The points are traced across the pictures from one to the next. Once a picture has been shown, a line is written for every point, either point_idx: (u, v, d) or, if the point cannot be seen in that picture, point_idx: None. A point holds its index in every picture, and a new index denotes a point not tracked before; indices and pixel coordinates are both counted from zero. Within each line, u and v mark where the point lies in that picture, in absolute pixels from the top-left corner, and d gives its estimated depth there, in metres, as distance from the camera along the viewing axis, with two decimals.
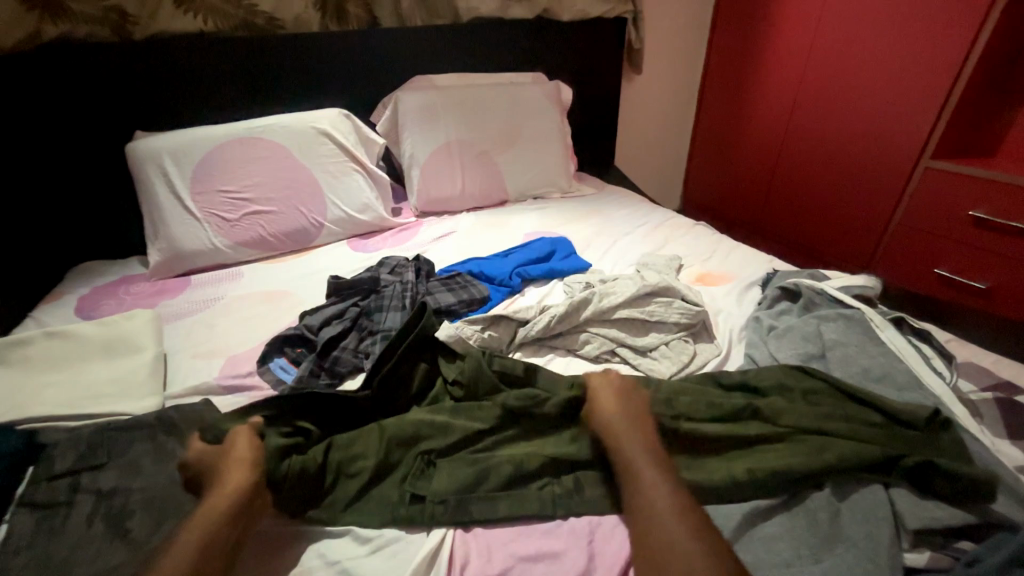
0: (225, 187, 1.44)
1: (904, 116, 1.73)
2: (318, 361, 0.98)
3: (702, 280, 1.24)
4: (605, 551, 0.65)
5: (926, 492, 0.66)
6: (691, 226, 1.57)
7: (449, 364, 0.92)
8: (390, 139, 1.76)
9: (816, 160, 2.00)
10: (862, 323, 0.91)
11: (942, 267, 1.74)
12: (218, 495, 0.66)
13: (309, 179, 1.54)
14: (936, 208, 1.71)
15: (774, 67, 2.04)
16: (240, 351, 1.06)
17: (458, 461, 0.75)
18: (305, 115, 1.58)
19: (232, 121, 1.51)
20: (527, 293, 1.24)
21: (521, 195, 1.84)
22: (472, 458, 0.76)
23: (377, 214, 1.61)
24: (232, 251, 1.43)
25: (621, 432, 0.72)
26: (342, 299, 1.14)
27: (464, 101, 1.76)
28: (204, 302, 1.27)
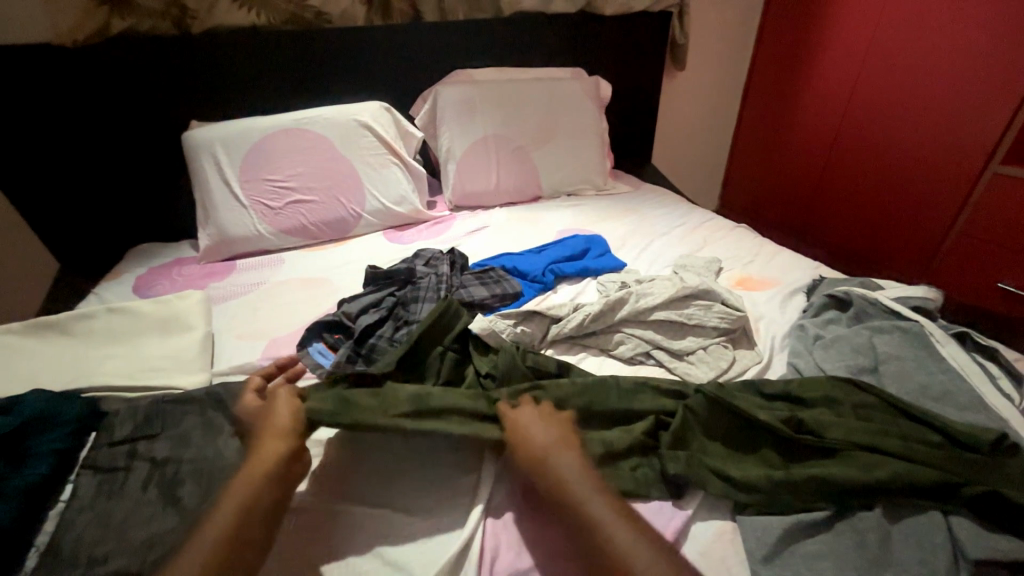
0: (271, 177, 1.50)
1: (974, 116, 1.60)
2: (355, 348, 1.01)
3: (742, 284, 1.20)
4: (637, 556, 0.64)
5: (989, 521, 0.62)
6: (731, 228, 1.52)
7: (481, 358, 0.93)
8: (427, 133, 1.79)
9: (870, 162, 1.89)
10: (921, 337, 0.86)
11: (1006, 281, 1.62)
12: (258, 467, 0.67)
13: (349, 170, 1.58)
14: (1005, 217, 1.59)
15: (828, 63, 1.93)
16: (281, 334, 1.10)
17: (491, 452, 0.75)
18: (348, 107, 1.62)
19: (279, 113, 1.57)
20: (560, 290, 1.23)
21: (555, 191, 1.83)
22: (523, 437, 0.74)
23: (413, 207, 1.63)
24: (275, 238, 1.49)
25: (578, 492, 0.62)
26: (378, 288, 1.16)
27: (502, 95, 1.76)
28: (248, 286, 1.32)
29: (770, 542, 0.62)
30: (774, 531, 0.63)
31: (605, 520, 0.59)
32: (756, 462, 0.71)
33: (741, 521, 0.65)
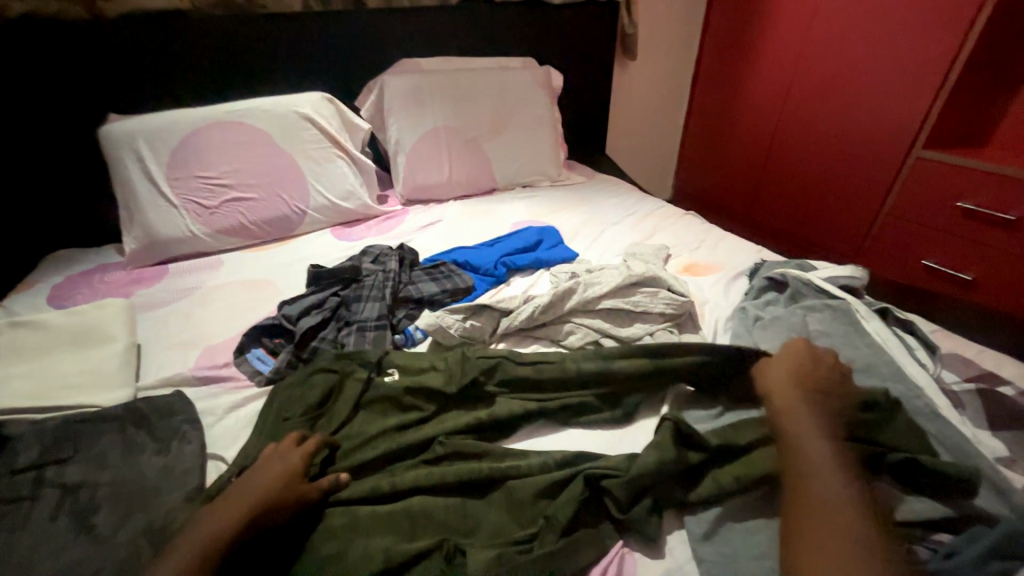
0: (203, 173, 1.40)
1: (898, 102, 1.70)
2: (296, 352, 0.96)
3: (689, 270, 1.23)
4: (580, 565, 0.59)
5: (905, 484, 0.63)
6: (680, 215, 1.55)
7: (417, 359, 0.91)
8: (374, 125, 1.73)
9: (809, 148, 1.97)
10: (849, 314, 0.90)
11: (930, 258, 1.71)
12: (236, 497, 0.63)
13: (290, 166, 1.50)
14: (928, 197, 1.68)
15: (768, 56, 2.01)
16: (216, 341, 1.03)
17: (413, 471, 0.70)
18: (285, 98, 1.54)
19: (210, 106, 1.47)
20: (512, 282, 1.22)
21: (510, 183, 1.81)
22: (455, 458, 0.72)
23: (361, 202, 1.58)
24: (211, 239, 1.40)
25: (814, 455, 0.60)
26: (321, 288, 1.11)
27: (452, 86, 1.72)
28: (181, 292, 1.23)
29: (709, 520, 0.61)
30: (709, 514, 0.62)
31: (813, 448, 0.61)
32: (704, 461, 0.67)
33: (686, 522, 0.62)
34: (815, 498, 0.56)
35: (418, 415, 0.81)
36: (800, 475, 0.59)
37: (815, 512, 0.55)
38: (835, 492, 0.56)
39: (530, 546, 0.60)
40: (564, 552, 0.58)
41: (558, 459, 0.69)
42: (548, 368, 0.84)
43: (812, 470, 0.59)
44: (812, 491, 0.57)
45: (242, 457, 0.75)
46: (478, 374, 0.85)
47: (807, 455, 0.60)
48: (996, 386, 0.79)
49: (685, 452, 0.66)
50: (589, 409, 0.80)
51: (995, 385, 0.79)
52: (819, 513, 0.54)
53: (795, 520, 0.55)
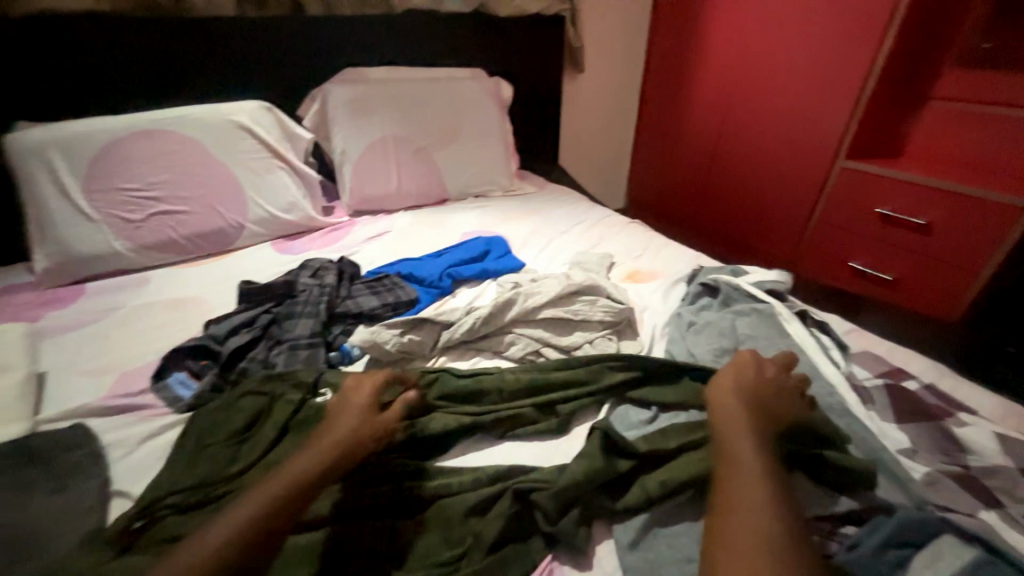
0: (126, 185, 1.31)
1: (821, 119, 1.83)
2: (222, 373, 0.90)
3: (632, 277, 1.26)
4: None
5: (815, 479, 0.65)
6: (625, 224, 1.59)
7: (352, 375, 0.88)
8: (319, 135, 1.68)
9: (748, 158, 2.08)
10: (772, 317, 0.94)
11: (856, 260, 1.83)
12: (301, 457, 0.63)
13: (226, 177, 1.43)
14: (851, 203, 1.80)
15: (707, 74, 2.12)
16: (134, 366, 0.96)
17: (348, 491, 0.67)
18: (219, 107, 1.47)
19: (136, 114, 1.38)
20: (458, 294, 1.20)
21: (461, 193, 1.81)
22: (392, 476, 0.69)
23: (304, 214, 1.53)
24: (137, 255, 1.31)
25: (743, 465, 0.58)
26: (252, 305, 1.05)
27: (399, 95, 1.71)
28: (98, 313, 1.14)
29: (635, 527, 0.62)
30: (635, 522, 0.62)
31: (743, 459, 0.58)
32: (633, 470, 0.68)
33: (615, 531, 0.63)
34: (733, 507, 0.53)
35: None
36: (727, 486, 0.56)
37: (731, 522, 0.52)
38: (756, 500, 0.53)
39: (457, 567, 0.59)
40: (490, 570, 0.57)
41: (489, 475, 0.68)
42: (487, 382, 0.84)
43: (735, 477, 0.56)
44: (734, 501, 0.54)
45: (150, 492, 0.69)
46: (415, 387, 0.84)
47: (733, 464, 0.58)
48: (902, 380, 0.85)
49: (613, 459, 0.67)
50: (526, 419, 0.80)
51: (901, 380, 0.85)
52: (738, 509, 0.52)
53: (714, 532, 0.52)
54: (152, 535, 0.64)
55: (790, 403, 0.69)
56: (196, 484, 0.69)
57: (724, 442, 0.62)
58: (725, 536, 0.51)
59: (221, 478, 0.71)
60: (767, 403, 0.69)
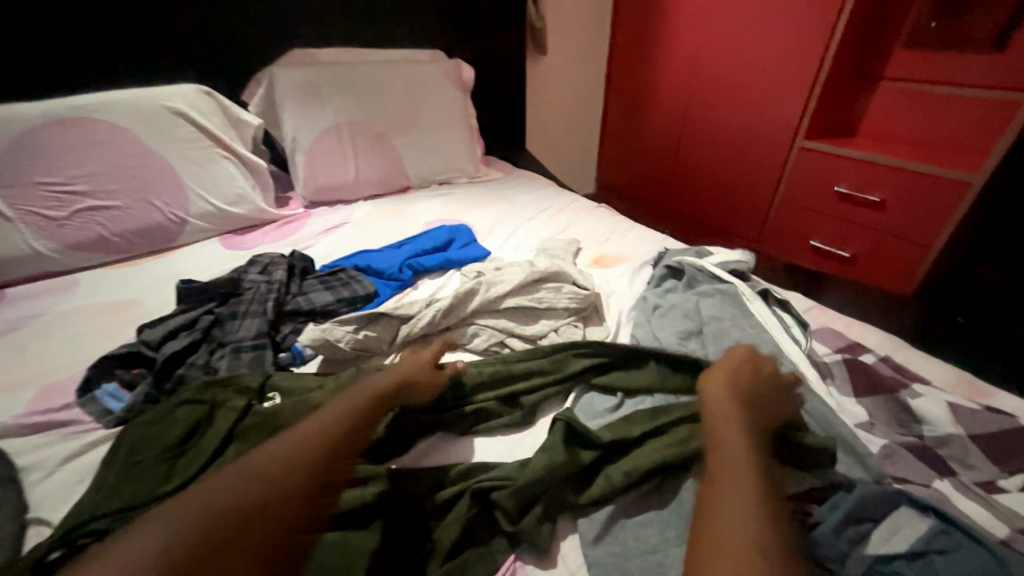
0: (45, 179, 1.19)
1: (780, 100, 1.84)
2: (158, 383, 0.83)
3: (598, 263, 1.24)
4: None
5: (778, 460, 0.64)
6: (592, 208, 1.57)
7: (303, 377, 0.83)
8: (267, 121, 1.59)
9: (712, 140, 2.08)
10: (735, 298, 0.94)
11: (816, 239, 1.88)
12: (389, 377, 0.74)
13: (162, 168, 1.32)
14: (810, 183, 1.83)
15: (669, 56, 2.10)
16: (59, 378, 0.87)
17: None
18: (151, 92, 1.36)
19: (53, 100, 1.26)
20: (420, 286, 1.15)
21: (424, 180, 1.74)
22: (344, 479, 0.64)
23: (254, 206, 1.43)
24: (63, 256, 1.19)
25: (733, 458, 0.54)
26: (193, 307, 0.97)
27: (351, 77, 1.61)
28: (18, 321, 1.03)
29: (600, 520, 0.60)
30: (600, 516, 0.60)
31: (732, 453, 0.55)
32: (599, 461, 0.66)
33: (579, 526, 0.60)
34: (718, 503, 0.50)
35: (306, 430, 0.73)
36: (716, 480, 0.53)
37: (719, 520, 0.48)
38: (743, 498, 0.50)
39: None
40: None
41: (447, 476, 0.65)
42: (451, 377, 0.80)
43: (724, 471, 0.53)
44: (722, 498, 0.50)
45: (71, 518, 0.62)
46: None
47: (722, 458, 0.55)
48: (860, 355, 0.86)
49: (576, 451, 0.64)
50: (489, 414, 0.76)
51: (859, 355, 0.85)
52: (728, 498, 0.50)
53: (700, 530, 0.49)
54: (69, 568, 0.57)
55: (777, 398, 0.68)
56: (121, 507, 0.62)
57: (713, 435, 0.59)
58: (710, 536, 0.47)
59: (152, 498, 0.64)
60: (757, 396, 0.66)
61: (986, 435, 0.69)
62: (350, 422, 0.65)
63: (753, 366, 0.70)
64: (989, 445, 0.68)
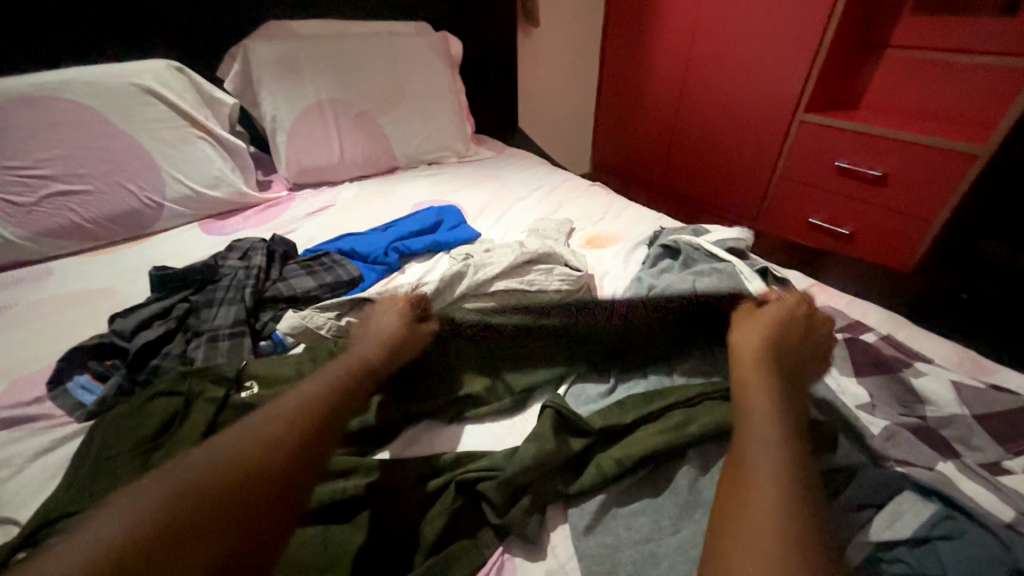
0: (8, 162, 1.12)
1: (782, 70, 1.76)
2: (131, 374, 0.79)
3: (591, 243, 1.20)
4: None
5: None
6: (585, 187, 1.52)
7: (282, 364, 0.79)
8: (244, 99, 1.51)
9: (711, 114, 2.02)
10: (733, 277, 0.89)
11: (815, 216, 1.84)
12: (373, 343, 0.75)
13: (134, 150, 1.26)
14: (810, 158, 1.78)
15: (666, 26, 2.02)
16: (29, 371, 0.84)
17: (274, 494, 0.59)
18: (118, 68, 1.28)
19: (11, 77, 1.18)
20: (408, 269, 1.11)
21: (412, 160, 1.68)
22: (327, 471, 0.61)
23: (234, 188, 1.38)
24: (33, 243, 1.14)
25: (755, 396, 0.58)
26: (168, 294, 0.93)
27: (332, 51, 1.54)
28: None
29: (591, 510, 0.58)
30: (591, 506, 0.58)
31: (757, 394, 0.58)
32: (590, 449, 0.63)
33: (570, 517, 0.58)
34: (744, 434, 0.53)
35: None
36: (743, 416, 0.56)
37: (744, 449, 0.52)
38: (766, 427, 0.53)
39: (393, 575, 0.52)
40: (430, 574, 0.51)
41: (430, 469, 0.62)
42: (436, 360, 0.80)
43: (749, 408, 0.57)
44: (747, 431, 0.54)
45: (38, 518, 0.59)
46: None
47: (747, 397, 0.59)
48: (861, 334, 0.83)
49: (566, 440, 0.62)
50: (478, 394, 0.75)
51: (860, 333, 0.83)
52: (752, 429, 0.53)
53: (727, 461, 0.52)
54: None
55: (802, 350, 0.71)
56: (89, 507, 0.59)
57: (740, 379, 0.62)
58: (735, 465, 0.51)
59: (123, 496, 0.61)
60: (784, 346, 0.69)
61: (991, 415, 0.66)
62: (343, 381, 0.66)
63: (784, 334, 0.71)
64: (992, 424, 0.66)
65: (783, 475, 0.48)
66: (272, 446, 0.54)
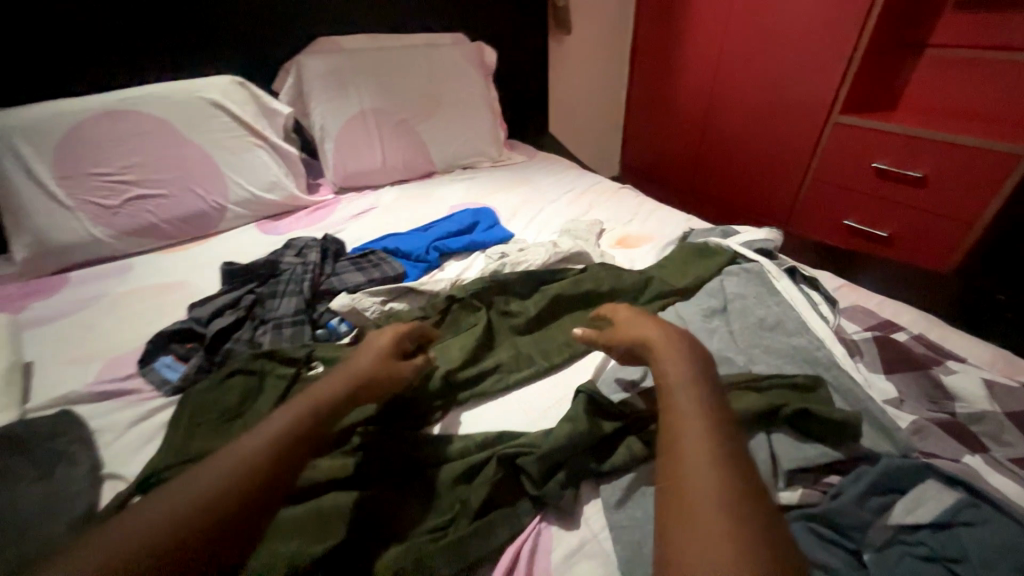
0: (99, 170, 1.27)
1: (816, 71, 1.75)
2: (208, 356, 0.90)
3: (622, 243, 1.24)
4: (493, 541, 0.58)
5: (800, 433, 0.64)
6: (615, 190, 1.56)
7: (339, 347, 0.88)
8: (297, 111, 1.64)
9: (741, 118, 2.02)
10: (761, 276, 0.93)
11: (851, 218, 1.80)
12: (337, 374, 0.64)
13: (202, 157, 1.39)
14: (845, 160, 1.76)
15: (696, 30, 2.04)
16: (122, 352, 0.95)
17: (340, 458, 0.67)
18: (190, 84, 1.42)
19: (100, 94, 1.33)
20: (447, 267, 1.18)
21: (448, 165, 1.77)
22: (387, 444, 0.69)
23: (287, 192, 1.50)
24: (117, 242, 1.28)
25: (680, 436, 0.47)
26: (237, 286, 1.04)
27: (375, 64, 1.64)
28: (82, 302, 1.13)
29: (622, 487, 0.62)
30: (623, 482, 0.63)
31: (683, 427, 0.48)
32: (622, 433, 0.68)
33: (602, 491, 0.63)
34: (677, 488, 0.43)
35: None
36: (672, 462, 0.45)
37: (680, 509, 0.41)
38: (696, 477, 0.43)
39: (443, 533, 0.58)
40: (476, 534, 0.57)
41: (474, 444, 0.68)
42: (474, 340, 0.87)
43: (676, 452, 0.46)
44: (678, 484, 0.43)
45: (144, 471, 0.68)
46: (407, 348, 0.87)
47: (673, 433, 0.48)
48: (892, 332, 0.84)
49: (599, 421, 0.66)
50: (522, 372, 0.83)
51: (890, 332, 0.84)
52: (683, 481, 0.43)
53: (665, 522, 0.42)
54: None
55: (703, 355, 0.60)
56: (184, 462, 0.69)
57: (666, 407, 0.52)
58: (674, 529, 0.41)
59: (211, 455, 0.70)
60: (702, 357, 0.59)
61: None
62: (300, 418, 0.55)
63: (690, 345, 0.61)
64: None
65: (717, 480, 0.42)
66: (196, 519, 0.43)
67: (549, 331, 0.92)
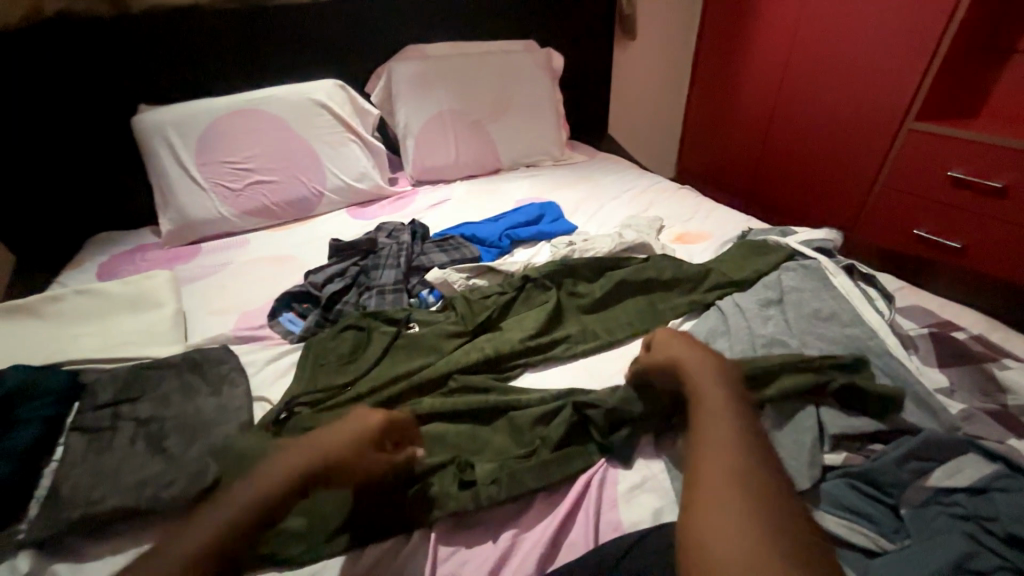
0: (228, 158, 1.51)
1: (890, 77, 1.74)
2: (323, 314, 1.08)
3: (681, 239, 1.32)
4: (568, 470, 0.70)
5: (847, 407, 0.71)
6: (674, 190, 1.63)
7: (431, 313, 1.04)
8: (384, 110, 1.83)
9: (807, 123, 2.02)
10: (818, 272, 0.98)
11: (922, 228, 1.76)
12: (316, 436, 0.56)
13: (308, 150, 1.61)
14: (917, 167, 1.73)
15: (763, 36, 2.07)
16: (252, 308, 1.16)
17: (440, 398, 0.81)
18: (301, 87, 1.65)
19: (230, 94, 1.58)
20: (516, 253, 1.31)
21: (514, 163, 1.90)
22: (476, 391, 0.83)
23: (374, 182, 1.69)
24: (238, 219, 1.52)
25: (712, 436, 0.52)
26: (342, 259, 1.23)
27: (456, 68, 1.81)
28: (214, 267, 1.36)
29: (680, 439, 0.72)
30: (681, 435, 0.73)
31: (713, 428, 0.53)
32: None
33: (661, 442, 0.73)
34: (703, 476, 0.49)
35: (442, 353, 0.93)
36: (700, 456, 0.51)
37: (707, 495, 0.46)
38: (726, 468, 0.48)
39: (528, 459, 0.71)
40: (556, 462, 0.70)
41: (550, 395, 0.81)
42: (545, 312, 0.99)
43: (707, 448, 0.51)
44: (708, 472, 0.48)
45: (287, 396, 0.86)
46: (488, 317, 1.01)
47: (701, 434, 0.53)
48: (950, 330, 0.88)
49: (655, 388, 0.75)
50: (588, 343, 0.95)
51: (948, 330, 0.88)
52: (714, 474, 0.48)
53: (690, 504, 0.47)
54: (290, 427, 0.80)
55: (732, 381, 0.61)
56: (316, 393, 0.86)
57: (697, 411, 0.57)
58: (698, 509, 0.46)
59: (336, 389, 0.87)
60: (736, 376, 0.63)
61: None
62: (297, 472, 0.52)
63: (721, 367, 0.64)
64: None
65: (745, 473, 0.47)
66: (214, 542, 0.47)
67: (612, 310, 1.03)
